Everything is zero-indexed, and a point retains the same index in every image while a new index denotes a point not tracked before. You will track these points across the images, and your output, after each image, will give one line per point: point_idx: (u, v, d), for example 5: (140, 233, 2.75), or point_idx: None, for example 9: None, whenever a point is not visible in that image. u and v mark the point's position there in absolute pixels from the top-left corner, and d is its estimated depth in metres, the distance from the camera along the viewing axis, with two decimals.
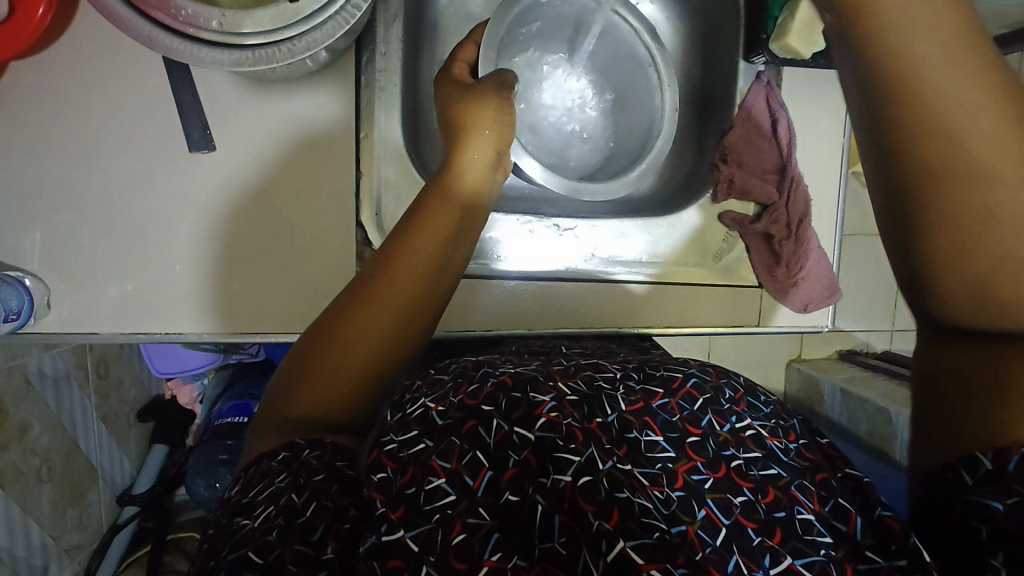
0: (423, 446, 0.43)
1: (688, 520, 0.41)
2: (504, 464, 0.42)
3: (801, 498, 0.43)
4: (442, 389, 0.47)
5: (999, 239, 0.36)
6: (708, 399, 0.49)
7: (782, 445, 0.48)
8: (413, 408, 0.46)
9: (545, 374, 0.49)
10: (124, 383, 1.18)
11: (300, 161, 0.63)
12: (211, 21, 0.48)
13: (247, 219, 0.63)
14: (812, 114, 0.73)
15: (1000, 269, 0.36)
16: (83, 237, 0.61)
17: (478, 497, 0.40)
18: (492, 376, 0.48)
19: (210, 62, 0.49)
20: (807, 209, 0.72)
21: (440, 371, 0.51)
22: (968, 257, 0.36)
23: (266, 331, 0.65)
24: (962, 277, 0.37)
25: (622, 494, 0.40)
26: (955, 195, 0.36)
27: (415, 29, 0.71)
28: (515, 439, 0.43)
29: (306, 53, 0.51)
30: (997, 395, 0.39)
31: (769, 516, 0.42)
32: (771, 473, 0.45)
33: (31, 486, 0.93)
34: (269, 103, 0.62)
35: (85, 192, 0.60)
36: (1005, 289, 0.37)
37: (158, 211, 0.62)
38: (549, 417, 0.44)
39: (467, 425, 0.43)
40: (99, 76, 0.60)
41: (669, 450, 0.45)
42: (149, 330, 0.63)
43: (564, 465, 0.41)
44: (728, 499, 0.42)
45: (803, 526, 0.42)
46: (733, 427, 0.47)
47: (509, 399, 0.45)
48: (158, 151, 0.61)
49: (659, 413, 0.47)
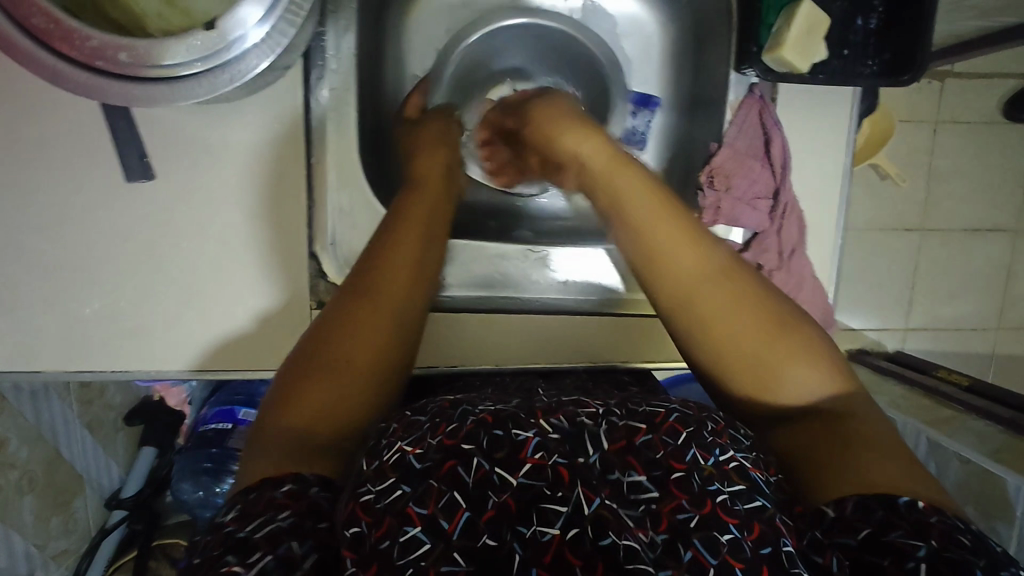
0: (400, 493, 0.38)
1: (674, 565, 0.36)
2: (482, 504, 0.38)
3: (785, 529, 0.38)
4: (419, 431, 0.42)
5: (669, 263, 0.50)
6: (691, 432, 0.43)
7: (765, 477, 0.42)
8: (390, 454, 0.41)
9: (526, 409, 0.44)
10: (109, 389, 1.17)
11: (243, 186, 0.59)
12: (120, 53, 0.43)
13: (191, 252, 0.59)
14: (811, 130, 0.64)
15: (678, 288, 0.50)
16: (20, 272, 0.57)
17: (454, 541, 0.36)
18: (472, 414, 0.43)
19: (125, 98, 0.45)
20: (802, 237, 0.64)
21: (417, 412, 0.45)
22: (662, 284, 0.51)
23: (215, 369, 0.62)
24: (669, 302, 0.50)
25: (606, 541, 0.37)
26: (643, 233, 0.51)
27: (372, 38, 0.66)
28: (495, 479, 0.39)
29: (231, 85, 0.46)
30: (842, 447, 0.43)
31: (756, 554, 0.37)
32: (756, 505, 0.39)
33: (12, 499, 0.93)
34: (211, 125, 0.57)
35: (20, 226, 0.57)
36: (691, 300, 0.49)
37: (98, 244, 0.58)
38: (534, 462, 0.40)
39: (446, 466, 0.39)
40: (26, 99, 0.54)
41: (652, 489, 0.40)
42: (95, 368, 0.60)
43: (551, 516, 0.38)
44: (715, 538, 0.37)
45: (790, 561, 0.37)
46: (716, 460, 0.41)
47: (491, 439, 0.41)
48: (96, 181, 0.57)
49: (642, 451, 0.41)
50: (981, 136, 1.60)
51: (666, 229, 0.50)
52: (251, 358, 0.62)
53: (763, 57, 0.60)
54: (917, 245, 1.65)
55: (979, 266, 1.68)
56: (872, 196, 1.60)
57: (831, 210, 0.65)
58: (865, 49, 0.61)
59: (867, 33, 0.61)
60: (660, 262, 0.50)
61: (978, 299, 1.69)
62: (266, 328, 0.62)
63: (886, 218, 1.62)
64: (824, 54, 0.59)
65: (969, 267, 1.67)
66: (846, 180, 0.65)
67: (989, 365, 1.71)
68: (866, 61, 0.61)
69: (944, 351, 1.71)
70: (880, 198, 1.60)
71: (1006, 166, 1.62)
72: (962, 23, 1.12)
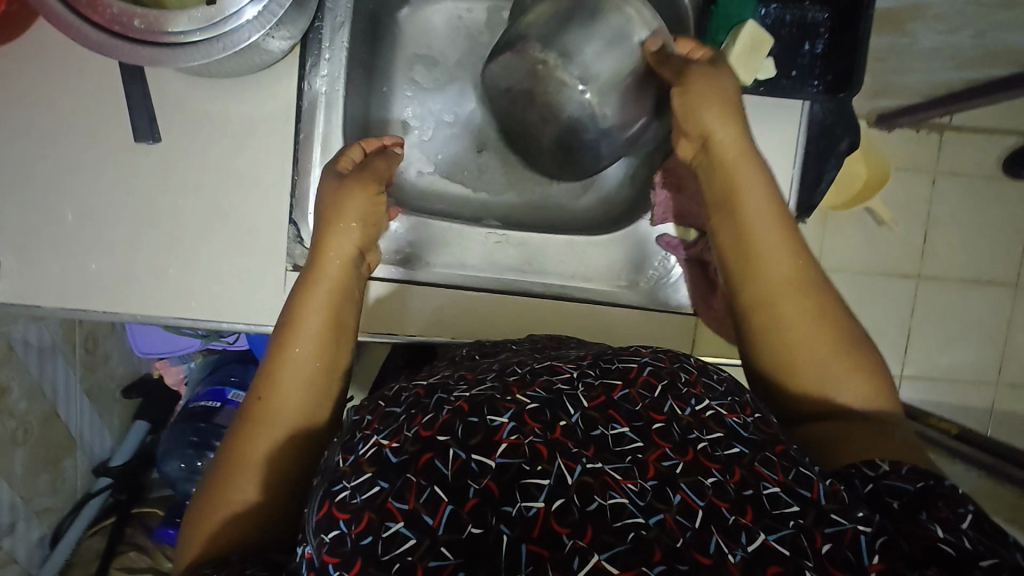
0: (378, 488, 0.41)
1: (664, 508, 0.40)
2: (464, 494, 0.40)
3: (765, 472, 0.42)
4: (395, 423, 0.45)
5: (745, 204, 0.60)
6: (666, 385, 0.48)
7: (740, 421, 0.46)
8: (366, 448, 0.44)
9: (502, 388, 0.46)
10: (111, 358, 1.23)
11: (230, 153, 0.66)
12: (134, 20, 0.51)
13: (186, 209, 0.66)
14: (758, 141, 0.69)
15: (745, 233, 0.59)
16: (35, 214, 0.65)
17: (440, 535, 0.39)
18: (447, 402, 0.45)
19: (132, 57, 0.52)
20: None
21: (393, 403, 0.48)
22: (730, 223, 0.60)
23: (194, 315, 0.67)
24: (737, 243, 0.60)
25: (593, 506, 0.40)
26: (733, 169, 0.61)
27: (369, 37, 0.73)
28: (473, 467, 0.41)
29: (224, 53, 0.53)
30: (882, 431, 0.51)
31: (739, 495, 0.41)
32: (735, 452, 0.43)
33: (5, 448, 0.99)
34: (216, 97, 0.65)
35: (38, 173, 0.64)
36: (752, 249, 0.59)
37: (105, 195, 0.65)
38: (510, 442, 0.42)
39: (423, 458, 0.42)
40: (60, 65, 0.63)
41: (636, 440, 0.43)
42: (88, 308, 0.66)
43: (534, 491, 0.40)
44: (701, 482, 0.41)
45: (771, 502, 0.41)
46: (694, 410, 0.46)
47: (466, 426, 0.43)
48: (109, 139, 0.64)
49: (622, 404, 0.46)
50: (979, 188, 1.62)
51: (751, 178, 0.61)
52: (227, 308, 0.67)
53: None
54: (915, 291, 1.65)
55: (977, 318, 1.66)
56: (867, 238, 1.62)
57: None
58: (811, 70, 0.66)
59: (813, 57, 0.66)
60: (735, 201, 0.60)
61: (978, 350, 1.67)
62: (244, 284, 0.68)
63: (882, 262, 1.63)
64: (771, 71, 0.65)
65: (967, 319, 1.66)
66: (795, 194, 0.69)
67: (988, 419, 1.68)
68: (812, 81, 0.66)
69: (942, 401, 1.67)
70: (877, 241, 1.62)
71: (1004, 220, 1.63)
72: (946, 73, 1.18)
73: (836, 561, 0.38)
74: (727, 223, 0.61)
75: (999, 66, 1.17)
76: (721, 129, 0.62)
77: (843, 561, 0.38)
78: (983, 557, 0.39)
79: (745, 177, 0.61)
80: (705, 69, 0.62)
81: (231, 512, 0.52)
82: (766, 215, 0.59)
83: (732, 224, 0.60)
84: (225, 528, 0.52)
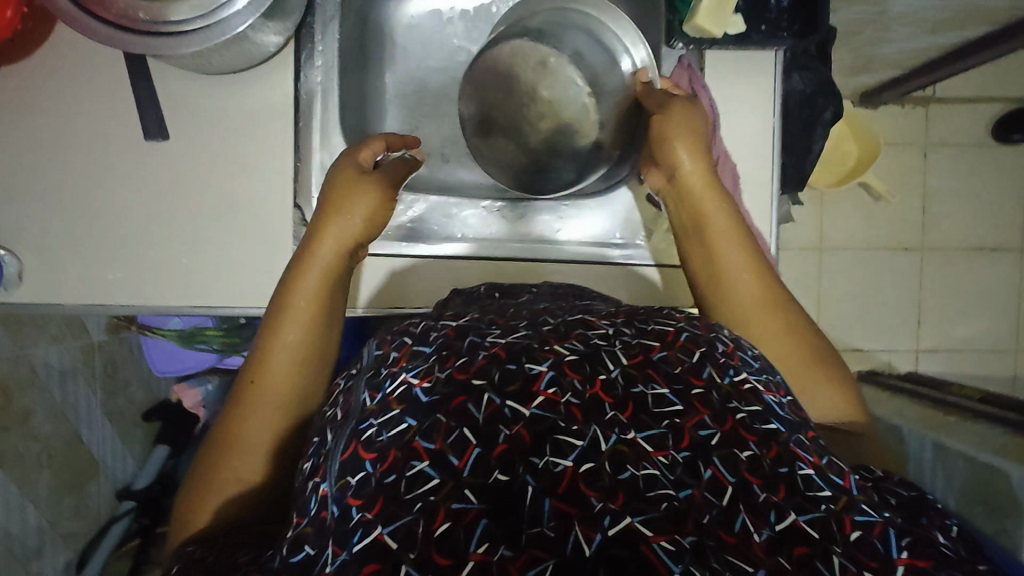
0: (406, 426, 0.36)
1: (694, 483, 0.35)
2: (493, 439, 0.35)
3: (801, 453, 0.37)
4: (426, 362, 0.39)
5: (710, 207, 0.64)
6: (705, 352, 0.42)
7: (777, 399, 0.41)
8: (393, 386, 0.38)
9: (539, 337, 0.41)
10: (131, 384, 1.25)
11: (233, 146, 0.69)
12: (138, 13, 0.56)
13: (197, 202, 0.69)
14: (736, 94, 0.71)
15: (705, 230, 0.64)
16: (55, 219, 0.68)
17: (464, 478, 0.34)
18: (482, 347, 0.40)
19: (141, 45, 0.56)
20: (735, 181, 0.71)
21: (421, 342, 0.41)
22: (695, 227, 0.65)
23: (211, 303, 0.70)
24: (704, 243, 0.64)
25: (626, 474, 0.34)
26: (694, 171, 0.66)
27: (360, 35, 0.77)
28: (506, 413, 0.36)
29: (224, 37, 0.57)
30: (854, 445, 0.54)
31: (773, 471, 0.36)
32: (772, 428, 0.38)
33: (31, 470, 1.00)
34: (218, 95, 0.69)
35: (57, 180, 0.68)
36: (715, 248, 0.63)
37: (119, 195, 0.69)
38: (547, 395, 0.37)
39: (454, 400, 0.36)
40: (72, 77, 0.67)
41: (675, 403, 0.38)
42: (110, 303, 0.69)
43: (566, 448, 0.35)
44: (736, 456, 0.36)
45: (806, 484, 0.36)
46: (732, 379, 0.41)
47: (503, 372, 0.37)
48: (122, 143, 0.68)
49: (661, 366, 0.40)
50: (972, 157, 1.63)
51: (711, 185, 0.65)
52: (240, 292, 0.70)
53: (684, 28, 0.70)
54: (920, 263, 1.65)
55: (986, 283, 1.65)
56: (865, 214, 1.63)
57: (762, 163, 0.72)
58: (779, 23, 0.69)
59: (780, 10, 0.69)
60: (700, 205, 0.65)
61: (991, 316, 1.66)
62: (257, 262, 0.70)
63: (883, 236, 1.64)
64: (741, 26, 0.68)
65: (976, 286, 1.65)
66: (776, 140, 0.72)
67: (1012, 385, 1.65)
68: (779, 32, 0.69)
69: (961, 371, 1.66)
70: (876, 216, 1.63)
71: (1000, 183, 1.64)
72: (918, 40, 1.22)
73: (866, 550, 0.34)
74: (695, 225, 0.65)
75: (973, 28, 1.19)
76: (684, 140, 0.66)
77: (872, 550, 0.34)
78: (977, 562, 0.38)
79: (702, 182, 0.65)
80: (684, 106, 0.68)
81: (218, 494, 0.53)
82: (728, 233, 0.63)
83: (697, 241, 0.65)
84: (211, 509, 0.52)
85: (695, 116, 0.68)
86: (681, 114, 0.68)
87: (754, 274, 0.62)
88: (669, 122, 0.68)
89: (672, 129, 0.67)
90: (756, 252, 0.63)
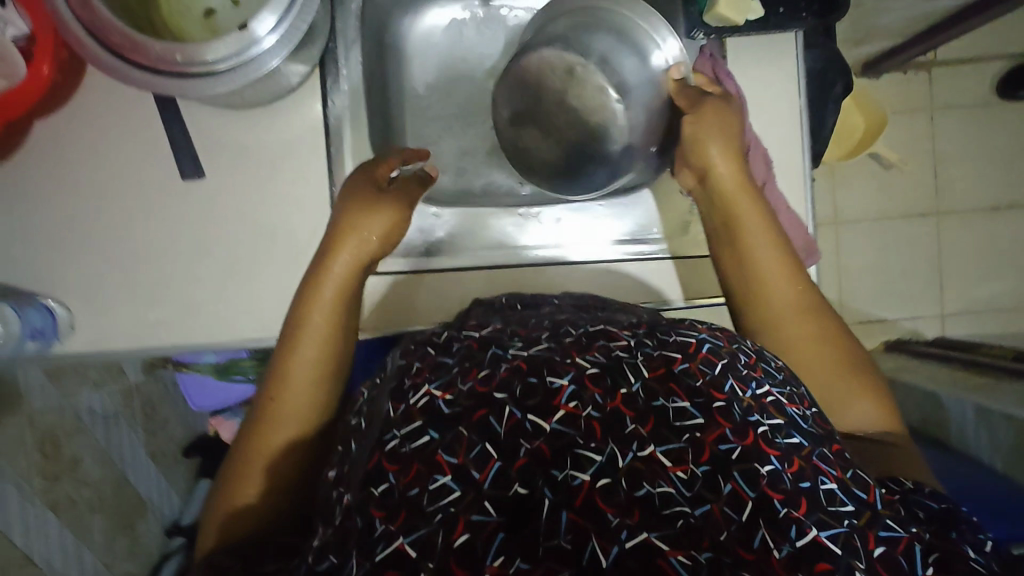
0: (428, 438, 0.38)
1: (713, 497, 0.36)
2: (514, 453, 0.37)
3: (824, 466, 0.39)
4: (449, 375, 0.42)
5: (742, 206, 0.64)
6: (726, 364, 0.43)
7: (801, 411, 0.43)
8: (417, 397, 0.40)
9: (560, 349, 0.43)
10: (169, 421, 1.26)
11: (269, 177, 0.70)
12: (177, 55, 0.55)
13: (237, 236, 0.70)
14: (760, 80, 0.72)
15: (736, 227, 0.64)
16: (99, 266, 0.69)
17: (485, 490, 0.36)
18: (504, 359, 0.42)
19: (181, 89, 0.57)
20: (769, 166, 0.71)
21: (443, 352, 0.45)
22: (729, 226, 0.65)
23: (260, 335, 0.71)
24: (734, 240, 0.64)
25: (641, 491, 0.36)
26: (721, 162, 0.66)
27: (379, 56, 0.78)
28: (527, 427, 0.38)
29: (261, 72, 0.58)
30: (887, 455, 0.55)
31: (795, 486, 0.37)
32: (794, 441, 0.40)
33: (85, 515, 1.01)
34: (249, 128, 0.69)
35: (98, 227, 0.68)
36: (746, 246, 0.63)
37: (160, 236, 0.69)
38: (568, 410, 0.39)
39: (477, 414, 0.39)
40: (106, 124, 0.68)
41: (696, 416, 0.39)
42: (160, 342, 0.70)
43: (584, 463, 0.37)
44: (756, 469, 0.37)
45: (827, 497, 0.37)
46: (755, 393, 0.42)
47: (525, 386, 0.40)
48: (160, 185, 0.69)
49: (683, 378, 0.41)
50: (980, 117, 1.63)
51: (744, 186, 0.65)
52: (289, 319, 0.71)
53: (705, 19, 0.69)
54: (936, 228, 1.64)
55: (1004, 243, 1.65)
56: (878, 185, 1.63)
57: (792, 145, 0.72)
58: (797, 5, 0.68)
59: None
60: (733, 202, 0.65)
61: (1012, 274, 1.65)
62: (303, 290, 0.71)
63: (897, 205, 1.64)
64: (759, 11, 0.68)
65: (994, 246, 1.65)
66: (805, 121, 0.72)
67: None
68: (800, 13, 0.68)
69: (987, 332, 1.65)
70: (888, 185, 1.63)
71: (1009, 142, 1.64)
72: (920, 6, 1.22)
73: (887, 563, 0.36)
74: (727, 222, 0.65)
75: None
76: (717, 137, 0.66)
77: (895, 566, 0.36)
78: None
79: (732, 179, 0.65)
80: (719, 104, 0.67)
81: (237, 506, 0.54)
82: (762, 234, 0.63)
83: (729, 247, 0.65)
84: (233, 523, 0.53)
85: (731, 116, 0.67)
86: (716, 113, 0.67)
87: (788, 283, 0.62)
88: (704, 122, 0.66)
89: (706, 127, 0.66)
90: (789, 254, 0.63)
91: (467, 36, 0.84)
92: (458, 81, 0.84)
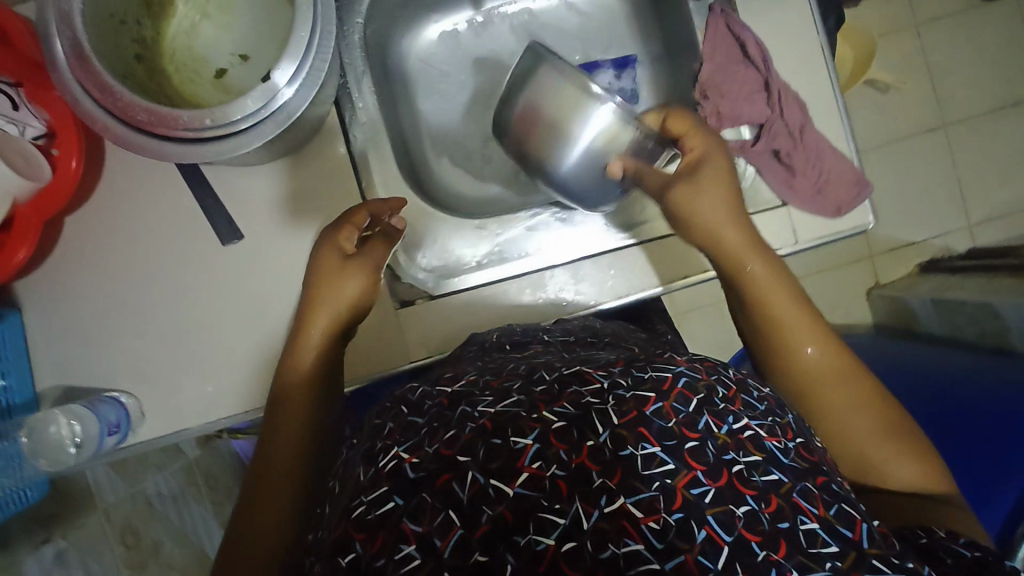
0: (393, 505, 0.37)
1: (686, 547, 0.35)
2: (475, 520, 0.36)
3: (805, 504, 0.38)
4: (417, 436, 0.41)
5: (748, 262, 0.61)
6: (702, 399, 0.41)
7: (782, 444, 0.41)
8: (386, 460, 0.39)
9: (527, 404, 0.41)
10: None
11: (307, 226, 0.68)
12: (205, 120, 0.53)
13: (285, 292, 0.68)
14: (777, 27, 0.71)
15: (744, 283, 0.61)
16: (154, 350, 0.67)
17: (445, 559, 0.35)
18: (471, 419, 0.40)
19: (215, 154, 0.55)
20: (804, 111, 0.69)
21: (415, 411, 0.43)
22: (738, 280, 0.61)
23: None
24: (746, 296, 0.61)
25: (606, 554, 0.35)
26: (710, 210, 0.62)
27: (385, 82, 0.77)
28: (490, 493, 0.36)
29: (291, 119, 0.56)
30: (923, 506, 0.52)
31: (773, 528, 0.36)
32: (773, 479, 0.39)
33: None
34: (280, 181, 0.68)
35: (146, 311, 0.67)
36: (759, 302, 0.60)
37: (209, 308, 0.67)
38: (532, 471, 0.37)
39: (440, 480, 0.37)
40: (137, 204, 0.67)
41: (666, 461, 0.38)
42: (230, 414, 0.67)
43: (548, 525, 0.36)
44: (731, 512, 0.37)
45: (808, 539, 0.36)
46: (731, 428, 0.41)
47: (488, 448, 0.38)
48: (200, 255, 0.67)
49: (654, 421, 0.39)
50: (965, 21, 1.61)
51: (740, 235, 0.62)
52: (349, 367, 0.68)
53: None
54: (946, 141, 1.62)
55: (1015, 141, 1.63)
56: (879, 110, 1.61)
57: (822, 85, 0.71)
58: None
59: None
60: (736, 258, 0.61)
61: None
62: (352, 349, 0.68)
63: (903, 126, 1.61)
64: None
65: (1006, 146, 1.63)
66: (829, 59, 0.71)
67: None
68: None
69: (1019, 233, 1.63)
70: (889, 108, 1.61)
71: (1000, 39, 1.62)
72: None
73: None
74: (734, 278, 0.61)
75: None
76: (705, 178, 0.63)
77: None
78: None
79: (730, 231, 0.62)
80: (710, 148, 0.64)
81: None
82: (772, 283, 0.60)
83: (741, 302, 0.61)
84: None
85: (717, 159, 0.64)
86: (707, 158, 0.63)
87: (815, 341, 0.58)
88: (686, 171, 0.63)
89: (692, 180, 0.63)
90: (804, 305, 0.60)
91: (465, 45, 0.83)
92: (466, 90, 0.82)
